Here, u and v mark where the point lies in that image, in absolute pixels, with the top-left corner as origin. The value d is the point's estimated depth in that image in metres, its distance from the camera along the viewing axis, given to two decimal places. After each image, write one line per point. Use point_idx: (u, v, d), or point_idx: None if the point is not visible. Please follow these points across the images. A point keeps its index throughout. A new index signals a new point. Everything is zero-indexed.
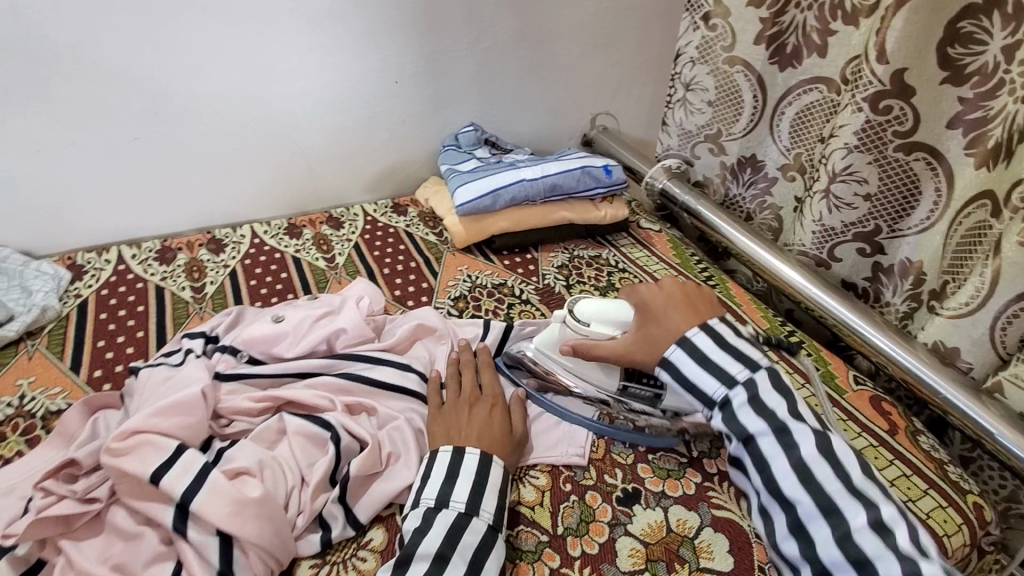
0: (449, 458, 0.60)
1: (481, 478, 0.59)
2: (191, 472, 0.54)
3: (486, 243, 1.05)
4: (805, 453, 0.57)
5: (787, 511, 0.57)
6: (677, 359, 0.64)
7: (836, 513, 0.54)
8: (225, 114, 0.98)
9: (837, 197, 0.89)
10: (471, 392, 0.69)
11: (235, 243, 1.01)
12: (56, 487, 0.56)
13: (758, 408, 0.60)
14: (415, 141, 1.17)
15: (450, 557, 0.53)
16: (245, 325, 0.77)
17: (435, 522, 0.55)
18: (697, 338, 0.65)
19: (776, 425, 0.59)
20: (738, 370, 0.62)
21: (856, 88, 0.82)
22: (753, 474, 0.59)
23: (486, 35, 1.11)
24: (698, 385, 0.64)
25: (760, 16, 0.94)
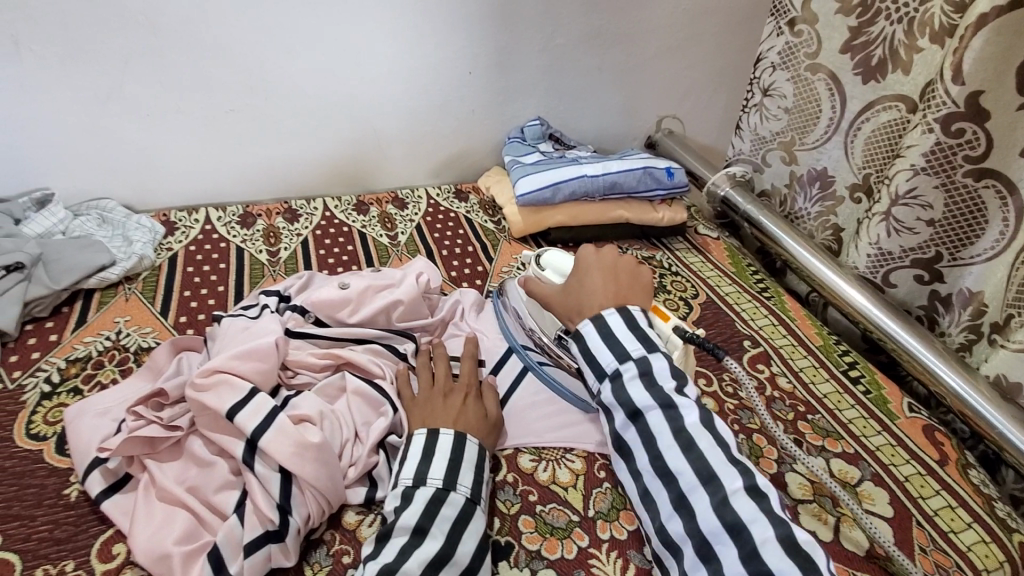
0: (423, 441, 0.62)
1: (457, 454, 0.61)
2: (262, 413, 0.60)
3: (542, 235, 1.07)
4: (689, 421, 0.60)
5: (670, 487, 0.58)
6: (587, 335, 0.67)
7: (715, 480, 0.56)
8: (308, 93, 1.05)
9: (898, 220, 0.86)
10: (443, 381, 0.70)
11: (308, 214, 1.08)
12: (146, 413, 0.63)
13: (647, 382, 0.63)
14: (481, 130, 1.21)
15: (429, 529, 0.55)
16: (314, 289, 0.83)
17: (415, 498, 0.57)
18: (611, 318, 0.67)
19: (660, 399, 0.61)
20: (635, 347, 0.65)
21: (928, 109, 0.79)
22: (639, 454, 0.61)
23: (561, 32, 1.13)
24: (597, 357, 0.66)
25: (848, 24, 0.92)
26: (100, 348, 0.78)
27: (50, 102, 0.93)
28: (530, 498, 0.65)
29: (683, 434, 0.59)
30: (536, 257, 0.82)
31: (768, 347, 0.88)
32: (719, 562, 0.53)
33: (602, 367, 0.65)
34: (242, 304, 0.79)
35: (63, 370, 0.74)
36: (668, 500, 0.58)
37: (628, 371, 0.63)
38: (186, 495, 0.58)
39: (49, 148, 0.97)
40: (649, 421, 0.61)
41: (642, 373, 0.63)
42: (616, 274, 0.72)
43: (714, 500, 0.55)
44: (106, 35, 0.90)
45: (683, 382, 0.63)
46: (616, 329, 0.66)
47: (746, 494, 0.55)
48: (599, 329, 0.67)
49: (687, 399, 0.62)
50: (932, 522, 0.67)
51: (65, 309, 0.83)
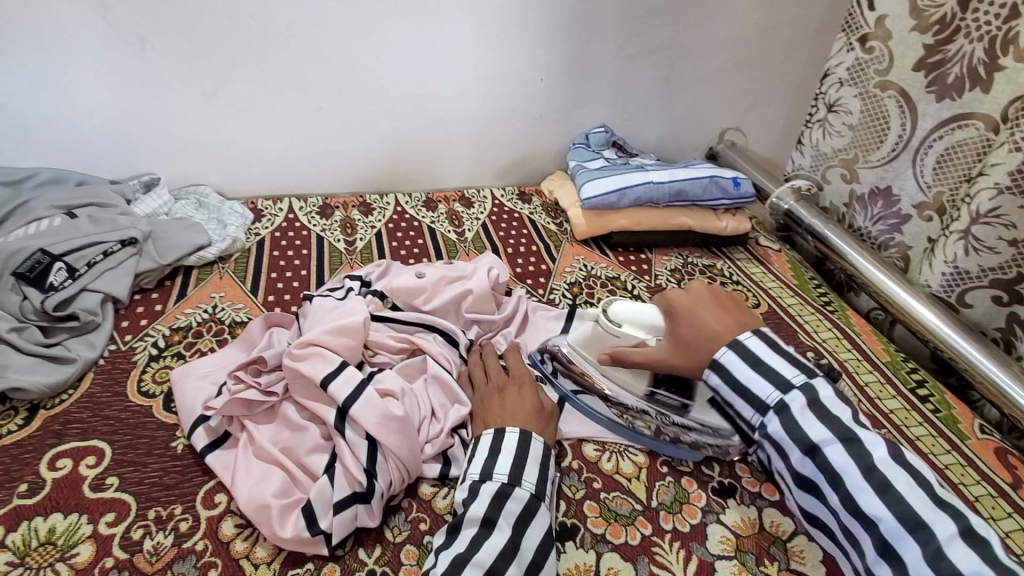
0: (492, 439, 0.64)
1: (522, 452, 0.62)
2: (352, 384, 0.65)
3: (603, 239, 1.10)
4: (877, 458, 0.54)
5: (869, 527, 0.53)
6: (731, 363, 0.62)
7: (924, 527, 0.50)
8: (389, 94, 1.11)
9: (978, 240, 0.84)
10: (497, 377, 0.73)
11: (381, 208, 1.14)
12: (246, 377, 0.69)
13: (819, 413, 0.57)
14: (547, 136, 1.25)
15: (495, 521, 0.56)
16: (392, 276, 0.88)
17: (481, 492, 0.59)
18: (751, 342, 0.63)
19: (840, 433, 0.56)
20: (793, 375, 0.60)
21: (1015, 126, 0.78)
22: (826, 489, 0.55)
23: (632, 42, 1.16)
24: (750, 388, 0.61)
25: (924, 42, 0.91)
26: (199, 320, 0.85)
27: (164, 94, 1.02)
28: (594, 485, 0.68)
29: (870, 470, 0.54)
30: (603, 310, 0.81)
31: (833, 360, 0.88)
32: None
33: (759, 399, 0.60)
34: (327, 286, 0.85)
35: (167, 337, 0.82)
36: (872, 546, 0.52)
37: (794, 401, 0.59)
38: (281, 455, 0.63)
39: (159, 136, 1.06)
40: (829, 456, 0.55)
41: (812, 402, 0.58)
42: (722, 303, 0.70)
43: (927, 551, 0.50)
44: (219, 35, 0.99)
45: (854, 412, 0.58)
46: (764, 355, 0.62)
47: (961, 539, 0.50)
48: (742, 355, 0.62)
49: (870, 433, 0.56)
50: (1002, 542, 0.65)
51: (167, 283, 0.92)
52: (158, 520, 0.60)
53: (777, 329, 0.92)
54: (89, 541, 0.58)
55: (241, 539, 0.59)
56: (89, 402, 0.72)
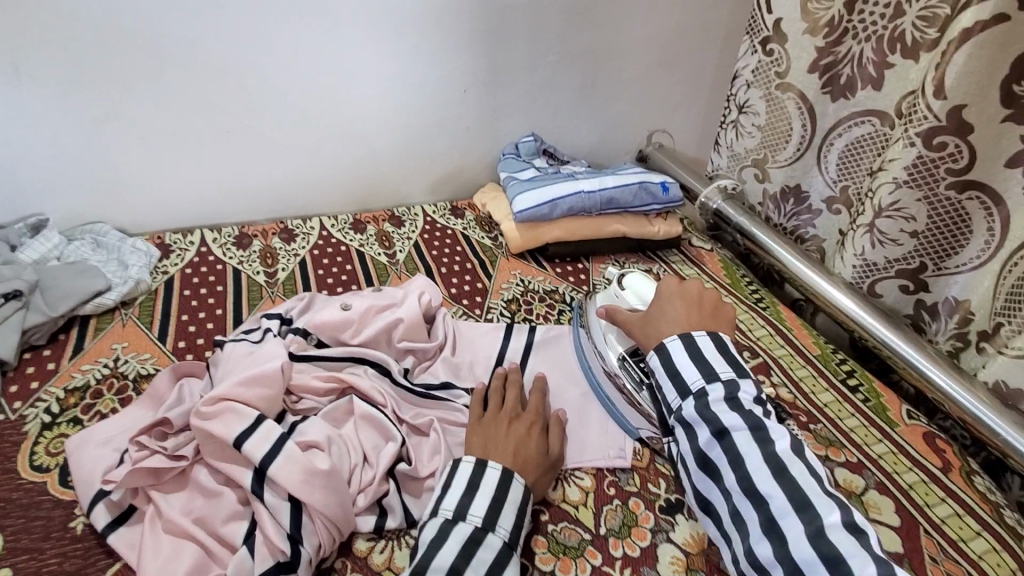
0: (471, 471, 0.60)
1: (475, 480, 0.60)
2: (270, 440, 0.60)
3: (539, 251, 1.08)
4: (779, 448, 0.59)
5: (758, 508, 0.56)
6: (676, 354, 0.67)
7: (809, 509, 0.54)
8: (307, 113, 1.06)
9: (882, 232, 0.88)
10: (512, 407, 0.70)
11: (305, 233, 1.08)
12: (150, 442, 0.62)
13: (733, 406, 0.62)
14: (476, 148, 1.22)
15: (463, 571, 0.53)
16: (315, 310, 0.82)
17: (451, 534, 0.55)
18: (700, 339, 0.68)
19: (750, 422, 0.60)
20: (722, 370, 0.65)
21: (909, 123, 0.81)
22: (725, 473, 0.59)
23: (556, 49, 1.15)
24: (682, 373, 0.66)
25: (816, 44, 0.94)
26: (98, 377, 0.76)
27: (44, 126, 0.92)
28: (541, 517, 0.65)
29: (772, 457, 0.58)
30: (618, 282, 0.86)
31: (768, 358, 0.89)
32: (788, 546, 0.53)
33: (686, 384, 0.65)
34: (243, 328, 0.79)
35: (62, 400, 0.73)
36: (758, 522, 0.56)
37: (714, 392, 0.63)
38: (194, 528, 0.57)
39: (46, 174, 0.96)
40: (736, 442, 0.59)
41: (729, 396, 0.63)
42: (699, 304, 0.74)
43: (808, 530, 0.53)
44: (104, 58, 0.90)
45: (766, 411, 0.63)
46: (706, 349, 0.67)
47: (844, 528, 0.53)
48: (686, 345, 0.67)
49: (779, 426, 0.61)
50: (940, 530, 0.68)
51: (62, 336, 0.82)
52: None
53: None
54: None
55: None
56: None
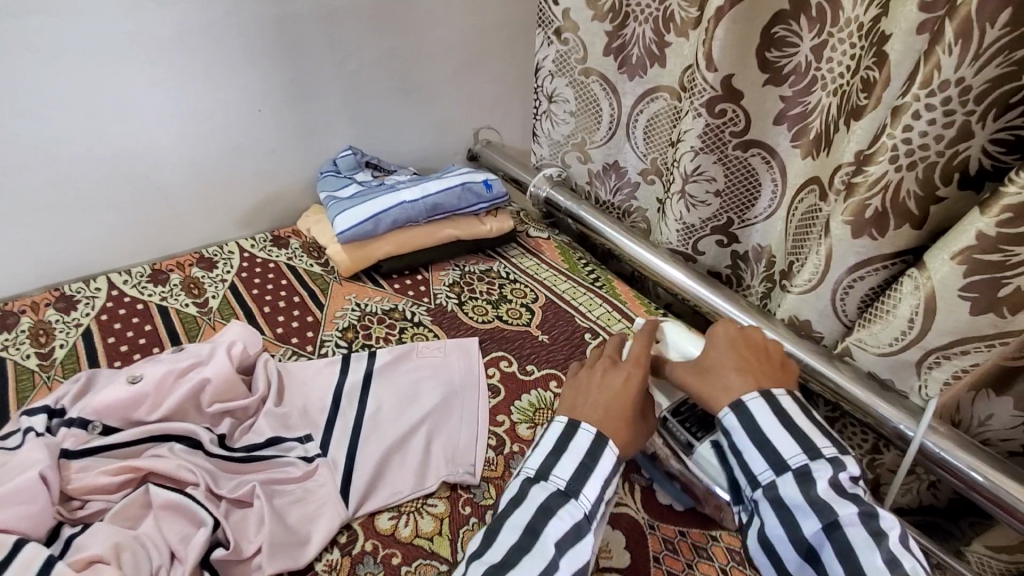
0: (562, 430, 0.59)
1: (563, 443, 0.58)
2: (30, 570, 0.50)
3: (374, 268, 1.02)
4: (892, 539, 0.49)
5: None
6: (766, 420, 0.57)
7: None
8: (56, 159, 0.91)
9: (693, 196, 0.94)
10: (613, 355, 0.68)
11: (88, 297, 0.92)
12: None
13: (841, 491, 0.52)
14: (289, 170, 1.12)
15: (531, 546, 0.51)
16: (96, 391, 0.69)
17: (531, 494, 0.54)
18: (782, 398, 0.59)
19: (865, 510, 0.50)
20: (824, 445, 0.55)
21: (693, 96, 0.87)
22: (832, 564, 0.50)
23: (348, 59, 1.08)
24: (774, 443, 0.55)
25: (604, 29, 0.98)
26: None
27: None
28: (394, 561, 0.60)
29: (891, 556, 0.48)
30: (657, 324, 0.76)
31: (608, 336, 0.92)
32: None
33: (782, 456, 0.55)
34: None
35: None
36: None
37: (819, 471, 0.53)
38: None
39: None
40: (848, 534, 0.49)
41: (835, 480, 0.52)
42: (750, 355, 0.63)
43: None
44: None
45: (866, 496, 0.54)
46: (795, 416, 0.57)
47: None
48: (774, 411, 0.57)
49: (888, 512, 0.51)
50: None
51: None
52: None
53: (555, 319, 0.95)
54: None
55: None
56: None
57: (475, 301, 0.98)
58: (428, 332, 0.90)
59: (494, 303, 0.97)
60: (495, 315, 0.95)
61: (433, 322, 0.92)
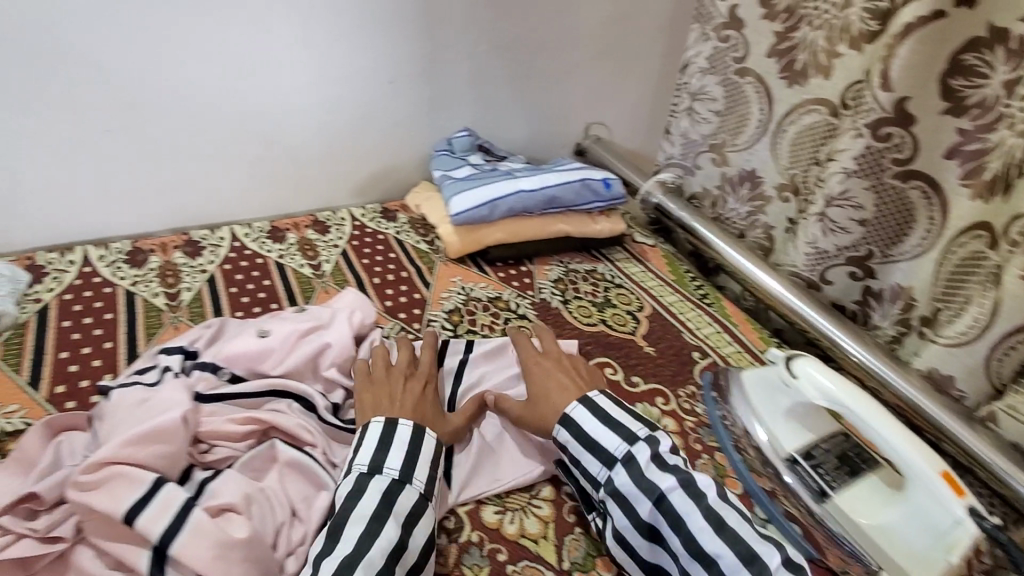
0: (381, 428, 0.60)
1: (387, 435, 0.60)
2: (170, 511, 0.50)
3: (480, 254, 1.01)
4: (711, 499, 0.55)
5: (710, 569, 0.52)
6: (587, 422, 0.63)
7: (757, 558, 0.52)
8: (203, 104, 0.93)
9: (833, 221, 0.89)
10: (404, 367, 0.70)
11: (213, 246, 0.95)
12: (14, 525, 0.50)
13: (660, 463, 0.58)
14: (408, 144, 1.12)
15: (385, 520, 0.53)
16: (227, 340, 0.72)
17: (369, 487, 0.55)
18: (597, 398, 0.66)
19: (682, 479, 0.56)
20: (640, 429, 0.62)
21: (857, 114, 0.83)
22: (670, 538, 0.55)
23: (486, 38, 1.08)
24: (601, 442, 0.61)
25: (774, 29, 0.94)
26: None
27: None
28: (499, 557, 0.59)
29: (710, 512, 0.54)
30: (786, 359, 0.69)
31: (717, 357, 0.88)
32: None
33: (608, 453, 0.60)
34: (137, 368, 0.67)
35: None
36: None
37: (641, 454, 0.59)
38: None
39: None
40: (673, 502, 0.55)
41: (655, 455, 0.59)
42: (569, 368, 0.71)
43: None
44: None
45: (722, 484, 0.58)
46: (609, 409, 0.64)
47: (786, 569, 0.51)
48: (594, 411, 0.64)
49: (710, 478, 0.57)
50: None
51: None
52: None
53: (663, 333, 0.91)
54: None
55: None
56: None
57: (579, 300, 0.96)
58: (532, 327, 0.89)
59: (599, 306, 0.95)
60: (599, 319, 0.92)
61: (537, 317, 0.91)
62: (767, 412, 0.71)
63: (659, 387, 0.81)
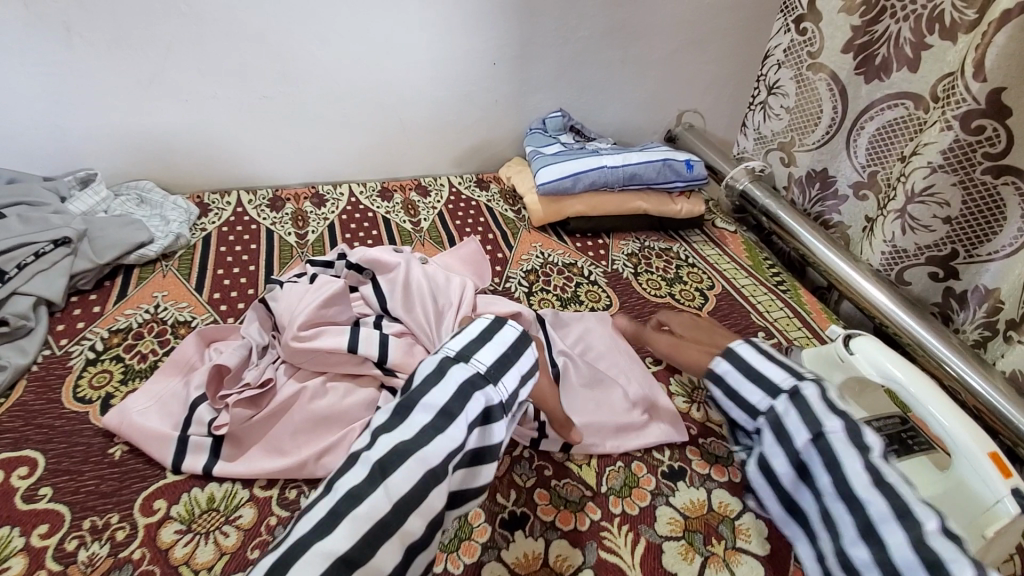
0: (487, 325, 0.63)
1: (488, 333, 0.61)
2: (375, 341, 0.71)
3: (561, 225, 1.10)
4: (871, 451, 0.52)
5: (854, 513, 0.50)
6: (732, 376, 0.65)
7: (912, 514, 0.47)
8: (336, 81, 1.09)
9: (914, 218, 0.86)
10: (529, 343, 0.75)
11: (335, 199, 1.12)
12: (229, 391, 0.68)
13: (805, 411, 0.57)
14: (504, 122, 1.23)
15: (456, 413, 0.53)
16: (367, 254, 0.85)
17: (450, 372, 0.56)
18: (744, 350, 0.66)
19: (830, 427, 0.54)
20: (784, 380, 0.61)
21: (947, 105, 0.79)
22: (818, 476, 0.53)
23: (583, 24, 1.15)
24: (745, 392, 0.63)
25: (852, 23, 0.93)
26: (140, 321, 0.82)
27: (91, 86, 0.97)
28: (545, 473, 0.68)
29: (869, 463, 0.51)
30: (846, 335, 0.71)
31: (782, 338, 0.89)
32: (885, 546, 0.48)
33: (752, 403, 0.62)
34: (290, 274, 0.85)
35: (106, 340, 0.78)
36: (854, 529, 0.50)
37: (782, 404, 0.59)
38: (297, 438, 0.66)
39: (100, 136, 1.02)
40: (823, 447, 0.53)
41: (798, 402, 0.58)
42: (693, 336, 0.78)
43: (911, 535, 0.46)
44: (143, 22, 0.94)
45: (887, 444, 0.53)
46: (757, 363, 0.64)
47: (944, 533, 0.46)
48: (737, 364, 0.65)
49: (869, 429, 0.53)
50: None
51: (107, 283, 0.88)
52: (94, 529, 0.58)
53: (730, 311, 0.94)
54: (20, 555, 0.56)
55: (182, 545, 0.58)
56: (22, 411, 0.68)
57: (650, 274, 1.01)
58: (600, 292, 0.95)
59: (668, 281, 0.99)
60: (668, 292, 0.97)
61: (607, 284, 0.97)
62: None
63: None
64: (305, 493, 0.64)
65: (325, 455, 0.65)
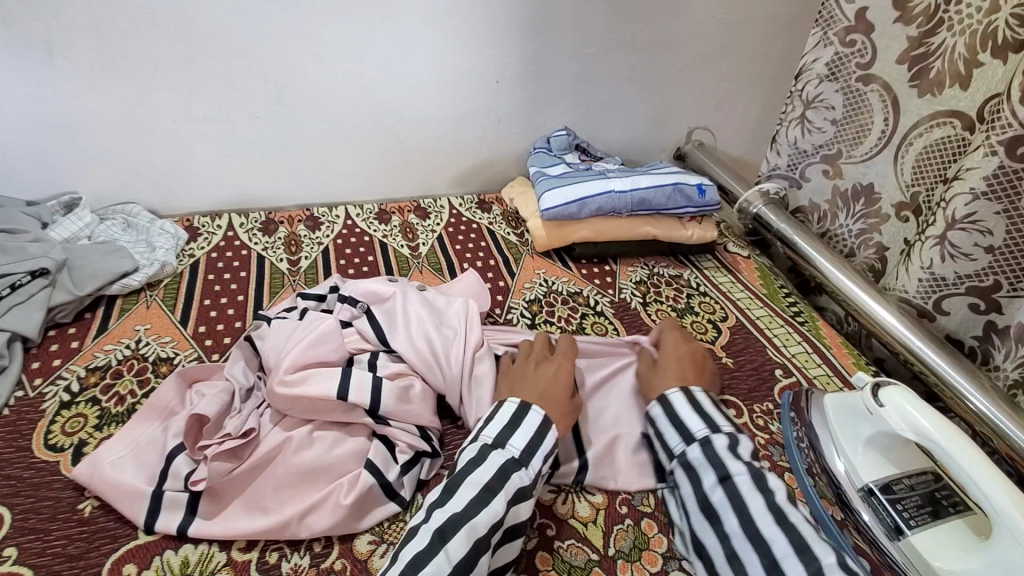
0: (515, 410, 0.63)
1: (516, 418, 0.62)
2: (367, 386, 0.66)
3: (566, 250, 1.05)
4: (778, 497, 0.57)
5: (761, 551, 0.54)
6: (678, 405, 0.67)
7: (809, 551, 0.52)
8: (335, 99, 1.04)
9: (954, 245, 0.81)
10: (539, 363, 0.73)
11: (330, 222, 1.07)
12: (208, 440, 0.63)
13: (734, 452, 0.61)
14: (507, 140, 1.19)
15: (496, 491, 0.55)
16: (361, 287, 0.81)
17: (490, 457, 0.58)
18: (699, 394, 0.68)
19: (754, 470, 0.59)
20: (725, 424, 0.65)
21: (991, 130, 0.74)
22: (728, 517, 0.57)
23: (592, 39, 1.10)
24: (686, 422, 0.65)
25: (908, 33, 0.86)
26: (119, 358, 0.77)
27: (78, 107, 0.93)
28: (548, 532, 0.62)
29: (774, 505, 0.56)
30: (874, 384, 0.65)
31: (802, 378, 0.83)
32: None
33: (691, 431, 0.64)
34: (281, 308, 0.81)
35: (82, 379, 0.74)
36: (760, 566, 0.53)
37: (719, 440, 0.62)
38: (282, 494, 0.62)
39: (87, 158, 0.99)
40: (738, 485, 0.58)
41: (731, 444, 0.62)
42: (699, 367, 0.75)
43: (809, 569, 0.51)
44: (133, 41, 0.90)
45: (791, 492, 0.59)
46: (705, 404, 0.67)
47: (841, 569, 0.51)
48: (688, 400, 0.67)
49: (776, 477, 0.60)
50: None
51: (87, 315, 0.83)
52: None
53: (745, 345, 0.88)
54: None
55: None
56: None
57: (659, 304, 0.95)
58: (608, 324, 0.90)
59: (679, 312, 0.94)
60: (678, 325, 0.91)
61: (614, 315, 0.92)
62: (846, 439, 0.67)
63: (732, 399, 0.78)
64: (288, 556, 0.59)
65: (309, 515, 0.60)
